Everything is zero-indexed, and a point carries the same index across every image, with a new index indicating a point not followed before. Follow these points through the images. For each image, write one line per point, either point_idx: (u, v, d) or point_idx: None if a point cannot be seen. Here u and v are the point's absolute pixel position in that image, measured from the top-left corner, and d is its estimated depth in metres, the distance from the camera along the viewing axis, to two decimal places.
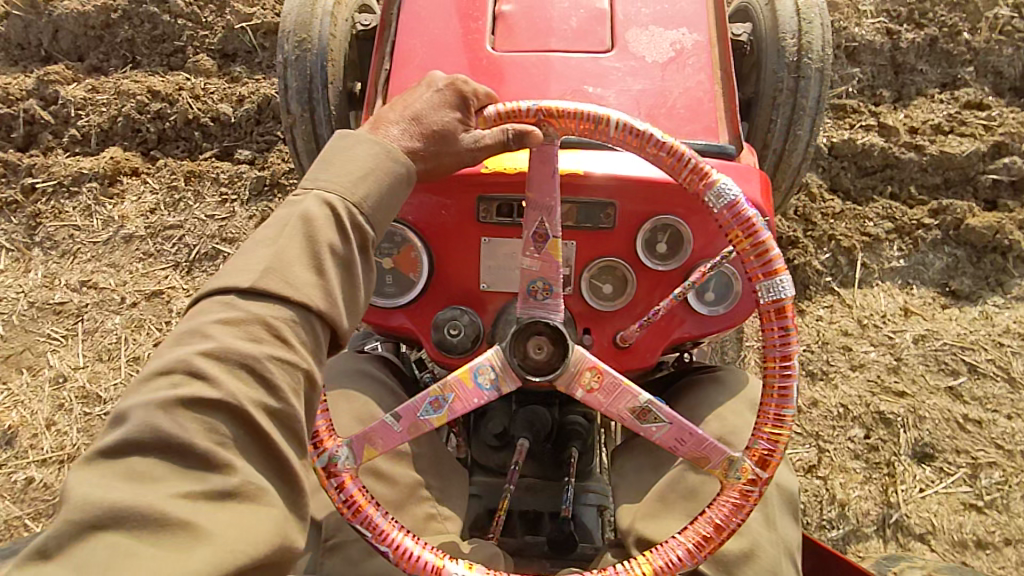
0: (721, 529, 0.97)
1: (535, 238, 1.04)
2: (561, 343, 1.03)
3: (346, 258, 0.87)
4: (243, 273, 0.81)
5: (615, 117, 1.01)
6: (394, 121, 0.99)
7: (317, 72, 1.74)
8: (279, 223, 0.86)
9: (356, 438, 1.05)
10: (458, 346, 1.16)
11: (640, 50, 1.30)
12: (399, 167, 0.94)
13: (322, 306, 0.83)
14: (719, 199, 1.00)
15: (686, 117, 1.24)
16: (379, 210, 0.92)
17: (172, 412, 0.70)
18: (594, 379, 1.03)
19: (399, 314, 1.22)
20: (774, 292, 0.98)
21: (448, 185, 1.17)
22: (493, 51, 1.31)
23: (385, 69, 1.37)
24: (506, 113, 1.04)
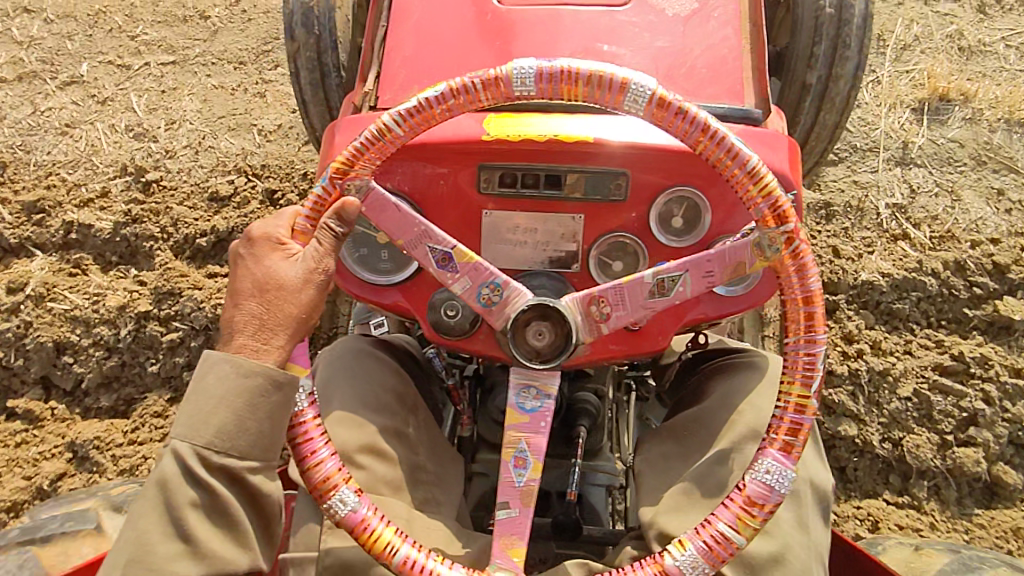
0: (810, 298, 0.94)
1: (439, 263, 0.99)
2: (557, 319, 0.96)
3: (215, 505, 0.88)
4: (113, 562, 0.86)
5: (387, 118, 0.98)
6: (242, 300, 0.92)
7: (321, 26, 1.64)
8: (146, 492, 0.88)
9: (495, 556, 0.95)
10: (455, 328, 1.09)
11: (661, 2, 1.18)
12: (259, 381, 0.89)
13: (197, 573, 0.86)
14: (526, 79, 0.93)
15: (708, 78, 1.13)
16: (238, 433, 0.88)
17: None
18: (601, 305, 0.97)
19: (393, 291, 1.14)
20: (642, 95, 0.92)
21: (446, 154, 1.08)
22: (499, 5, 1.20)
23: (382, 28, 1.26)
24: (319, 207, 1.00)
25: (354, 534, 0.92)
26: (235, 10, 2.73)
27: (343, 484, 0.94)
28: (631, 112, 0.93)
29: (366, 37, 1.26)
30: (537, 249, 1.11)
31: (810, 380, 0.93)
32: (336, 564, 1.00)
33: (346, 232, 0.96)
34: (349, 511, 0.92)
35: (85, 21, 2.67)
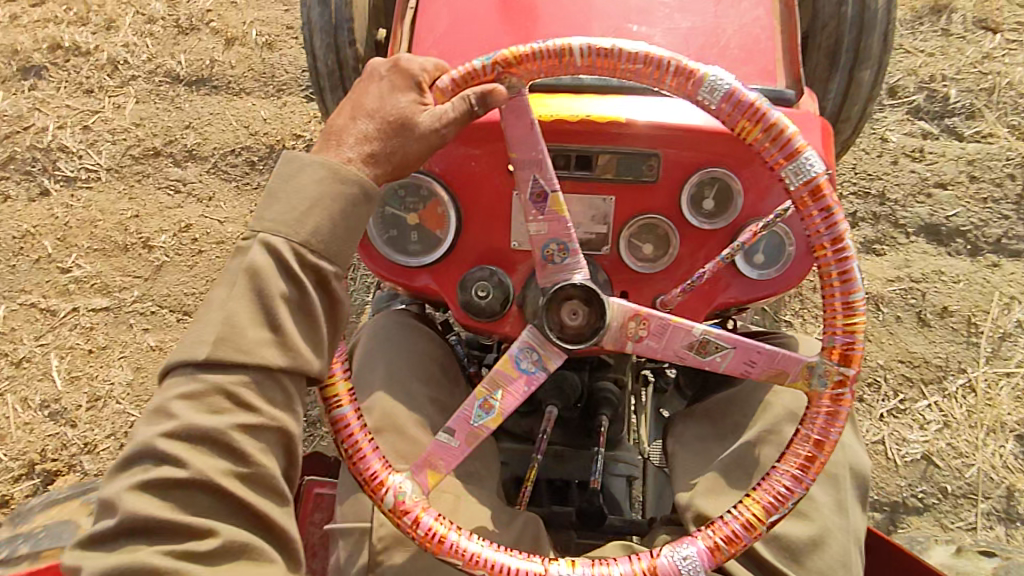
0: (823, 443, 0.91)
1: (535, 200, 0.98)
2: (597, 305, 0.95)
3: (302, 302, 0.82)
4: (196, 343, 0.78)
5: (575, 45, 0.92)
6: (359, 118, 0.90)
7: (336, 13, 1.63)
8: (229, 278, 0.81)
9: (416, 466, 0.98)
10: (487, 308, 1.09)
11: None
12: (357, 192, 0.86)
13: (283, 362, 0.79)
14: (714, 94, 0.91)
15: (742, 58, 1.12)
16: (335, 236, 0.84)
17: (142, 500, 0.73)
18: (641, 326, 0.96)
19: (423, 274, 1.14)
20: (803, 173, 0.90)
21: (477, 134, 1.08)
22: None
23: (411, 11, 1.26)
24: (463, 77, 0.96)
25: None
26: (183, 237, 2.15)
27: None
28: (782, 177, 0.92)
29: (396, 20, 1.27)
30: None
31: (776, 513, 0.90)
32: (388, 537, 1.01)
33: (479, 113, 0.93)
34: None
35: (6, 247, 2.15)
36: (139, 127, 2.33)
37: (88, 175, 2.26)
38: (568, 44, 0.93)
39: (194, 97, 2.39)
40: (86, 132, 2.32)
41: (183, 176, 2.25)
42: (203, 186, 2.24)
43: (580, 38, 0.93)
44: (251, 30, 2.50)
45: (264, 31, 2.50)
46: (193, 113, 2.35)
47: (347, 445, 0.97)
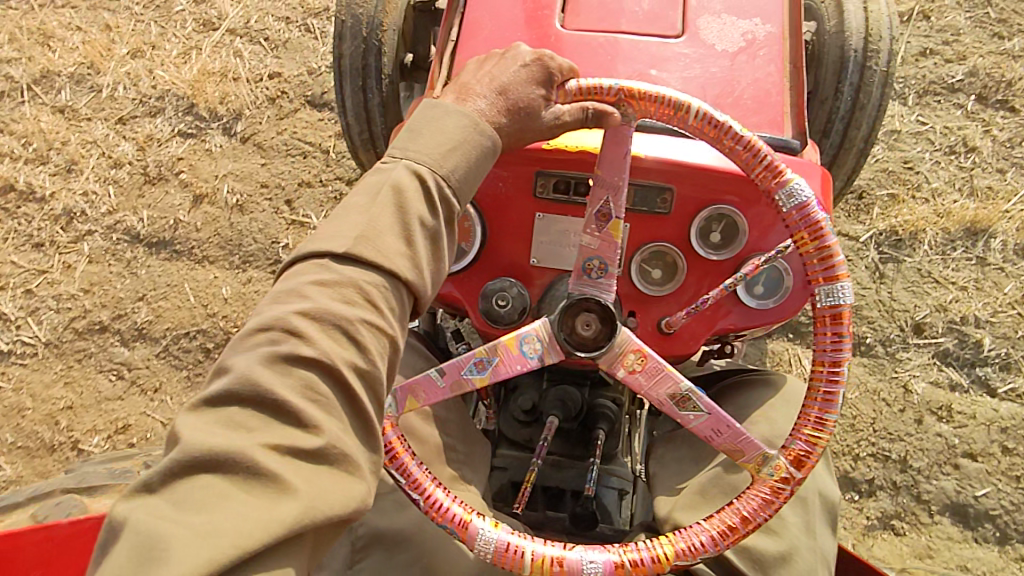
0: (747, 519, 0.99)
1: (598, 216, 1.08)
2: (610, 319, 1.05)
3: (433, 231, 0.92)
4: (338, 239, 0.87)
5: (694, 106, 1.05)
6: (484, 90, 1.01)
7: (370, 38, 1.80)
8: (370, 192, 0.90)
9: (401, 388, 1.08)
10: (505, 317, 1.18)
11: (712, 37, 1.28)
12: (488, 141, 0.96)
13: (410, 276, 0.88)
14: (790, 199, 1.04)
15: (753, 108, 1.23)
16: (465, 181, 0.95)
17: (269, 370, 0.77)
18: (638, 361, 1.05)
19: (446, 282, 1.24)
20: (833, 298, 1.02)
21: (508, 157, 1.18)
22: (562, 29, 1.30)
23: (451, 41, 1.35)
24: (588, 89, 1.08)
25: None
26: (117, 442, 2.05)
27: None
28: (816, 292, 1.04)
29: (436, 49, 1.35)
30: None
31: (684, 559, 0.98)
32: (368, 534, 1.05)
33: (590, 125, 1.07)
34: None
35: None
36: (89, 296, 2.19)
37: (23, 351, 2.14)
38: (687, 103, 1.05)
39: (153, 262, 2.23)
40: (28, 297, 2.19)
41: (130, 359, 2.13)
42: (149, 375, 2.12)
43: (701, 103, 1.06)
44: (223, 186, 2.30)
45: (237, 189, 2.30)
46: (149, 284, 2.20)
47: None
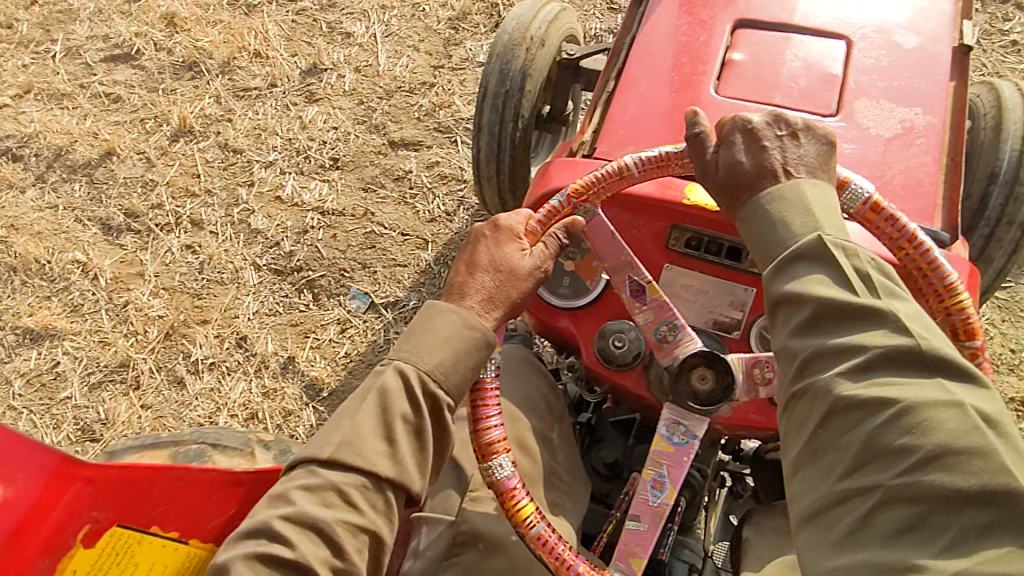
0: None
1: (634, 293, 1.13)
2: (722, 371, 1.08)
3: (417, 427, 0.99)
4: (326, 445, 0.98)
5: (631, 161, 1.12)
6: (476, 272, 1.07)
7: (514, 83, 1.92)
8: (362, 395, 1.01)
9: (620, 560, 1.06)
10: (618, 358, 1.20)
11: (867, 120, 1.28)
12: (477, 333, 1.03)
13: (391, 472, 0.96)
14: (854, 198, 1.00)
15: (909, 195, 1.21)
16: (451, 374, 1.01)
17: (254, 567, 0.89)
18: (767, 370, 1.09)
19: (564, 317, 1.27)
20: (858, 197, 1.00)
21: (642, 205, 1.22)
22: (715, 95, 1.33)
23: (607, 93, 1.42)
24: (548, 216, 1.15)
25: (501, 497, 1.05)
26: None
27: (504, 453, 1.07)
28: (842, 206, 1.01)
29: (590, 99, 1.42)
30: (705, 309, 1.22)
31: None
32: (469, 532, 1.11)
33: (566, 242, 1.13)
34: (504, 476, 1.05)
35: None
36: None
37: None
38: (626, 160, 1.13)
39: None
40: None
41: None
42: None
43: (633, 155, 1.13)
44: None
45: None
46: None
47: (551, 558, 1.02)
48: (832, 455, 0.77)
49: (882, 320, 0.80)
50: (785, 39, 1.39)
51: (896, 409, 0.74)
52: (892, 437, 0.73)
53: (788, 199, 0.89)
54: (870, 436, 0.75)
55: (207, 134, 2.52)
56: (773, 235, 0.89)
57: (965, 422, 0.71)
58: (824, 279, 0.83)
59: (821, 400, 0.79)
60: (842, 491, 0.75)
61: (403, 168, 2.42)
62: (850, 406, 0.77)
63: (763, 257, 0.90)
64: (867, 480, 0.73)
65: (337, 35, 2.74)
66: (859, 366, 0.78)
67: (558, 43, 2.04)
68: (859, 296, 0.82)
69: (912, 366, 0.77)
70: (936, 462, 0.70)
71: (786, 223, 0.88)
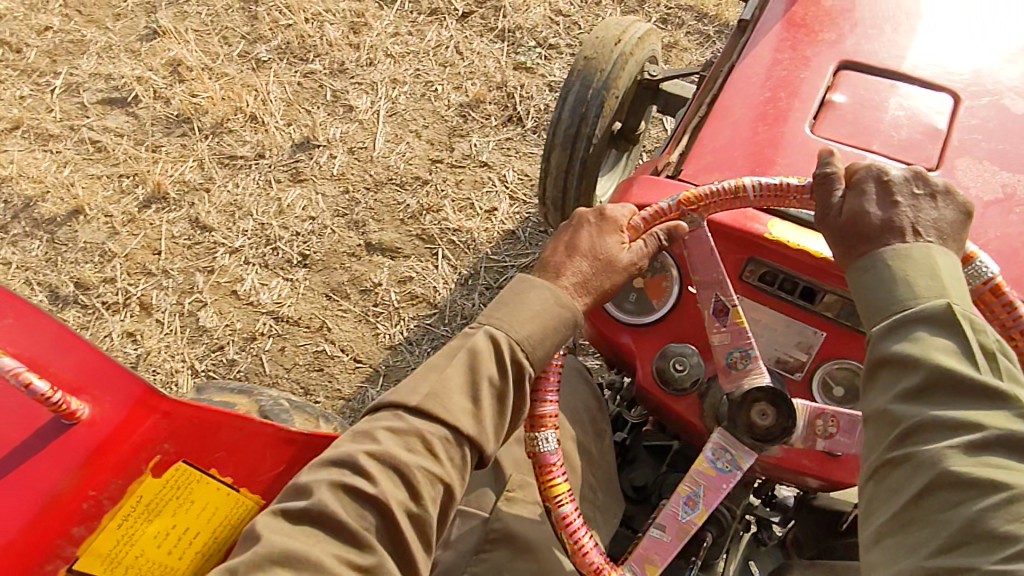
0: None
1: (717, 312, 1.13)
2: (784, 411, 1.07)
3: (501, 391, 1.02)
4: (413, 394, 1.01)
5: (749, 184, 1.11)
6: (575, 257, 1.11)
7: (593, 97, 1.93)
8: (452, 352, 1.05)
9: (635, 561, 1.06)
10: (678, 380, 1.19)
11: (967, 179, 1.24)
12: (568, 312, 1.06)
13: (472, 431, 0.99)
14: (977, 274, 0.99)
15: (997, 261, 1.16)
16: (539, 346, 1.04)
17: (336, 495, 0.93)
18: (830, 424, 1.08)
19: (627, 332, 1.27)
20: (984, 274, 0.99)
21: (722, 232, 1.21)
22: (811, 133, 1.31)
23: (699, 117, 1.42)
24: (652, 215, 1.15)
25: (539, 471, 1.07)
26: None
27: (552, 428, 1.09)
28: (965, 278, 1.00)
29: (680, 122, 1.43)
30: (769, 346, 1.22)
31: None
32: (500, 531, 1.12)
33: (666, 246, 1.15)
34: (547, 451, 1.07)
35: None
36: None
37: None
38: (743, 184, 1.11)
39: None
40: None
41: None
42: None
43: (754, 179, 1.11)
44: None
45: None
46: None
47: (569, 540, 1.04)
48: (927, 528, 0.77)
49: (995, 403, 0.81)
50: (891, 86, 1.36)
51: (1010, 494, 0.74)
52: (997, 521, 0.74)
53: (916, 260, 0.90)
54: (974, 516, 0.75)
55: (180, 204, 2.43)
56: (891, 294, 0.90)
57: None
58: (943, 347, 0.85)
59: (922, 471, 0.80)
60: (935, 567, 0.74)
61: (373, 279, 2.27)
62: (956, 482, 0.77)
63: (872, 315, 0.91)
64: (967, 560, 0.73)
65: (339, 107, 2.67)
66: (969, 444, 0.79)
67: (642, 63, 2.04)
68: (975, 375, 0.83)
69: (1020, 455, 0.79)
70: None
71: (909, 282, 0.89)
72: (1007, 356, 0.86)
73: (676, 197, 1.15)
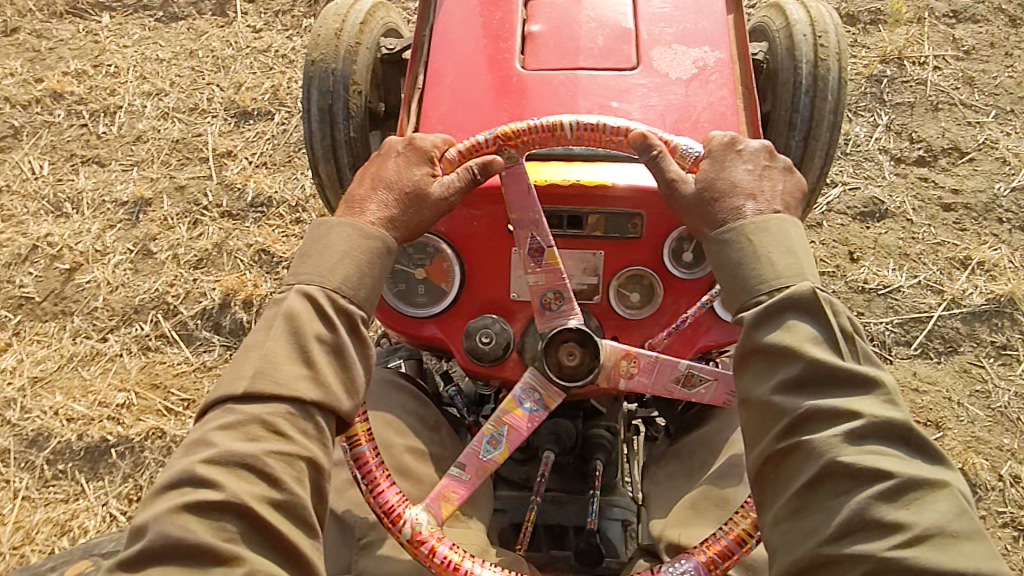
0: None
1: (531, 253, 1.12)
2: (592, 347, 1.10)
3: (334, 346, 0.95)
4: (238, 381, 0.91)
5: (566, 121, 1.09)
6: (378, 189, 1.07)
7: (338, 91, 1.79)
8: (267, 324, 0.95)
9: (431, 498, 1.08)
10: (489, 353, 1.19)
11: (664, 66, 1.33)
12: (375, 242, 1.02)
13: (316, 395, 0.91)
14: None
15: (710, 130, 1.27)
16: (358, 287, 0.99)
17: (178, 517, 0.80)
18: (631, 366, 1.11)
19: (430, 324, 1.24)
20: None
21: (481, 198, 1.19)
22: (522, 70, 1.33)
23: (418, 87, 1.38)
24: (467, 150, 1.12)
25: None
26: None
27: None
28: None
29: (403, 95, 1.38)
30: None
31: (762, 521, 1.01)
32: None
33: (481, 179, 1.08)
34: None
35: None
36: None
37: None
38: (560, 121, 1.09)
39: None
40: None
41: None
42: None
43: (570, 116, 1.10)
44: None
45: None
46: None
47: (366, 481, 1.06)
48: (819, 517, 0.81)
49: (867, 389, 0.86)
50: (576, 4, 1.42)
51: (893, 482, 0.79)
52: (883, 510, 0.78)
53: (771, 231, 0.96)
54: (861, 503, 0.79)
55: None
56: (756, 273, 0.94)
57: (949, 502, 0.78)
58: (810, 330, 0.89)
59: (811, 459, 0.83)
60: (829, 553, 0.78)
61: None
62: (843, 470, 0.81)
63: (743, 298, 0.95)
64: (857, 548, 0.77)
65: None
66: (849, 432, 0.82)
67: (374, 41, 1.92)
68: (844, 360, 0.88)
69: (895, 441, 0.83)
70: (924, 540, 0.75)
71: (769, 260, 0.94)
72: (860, 341, 0.93)
73: (494, 131, 1.11)
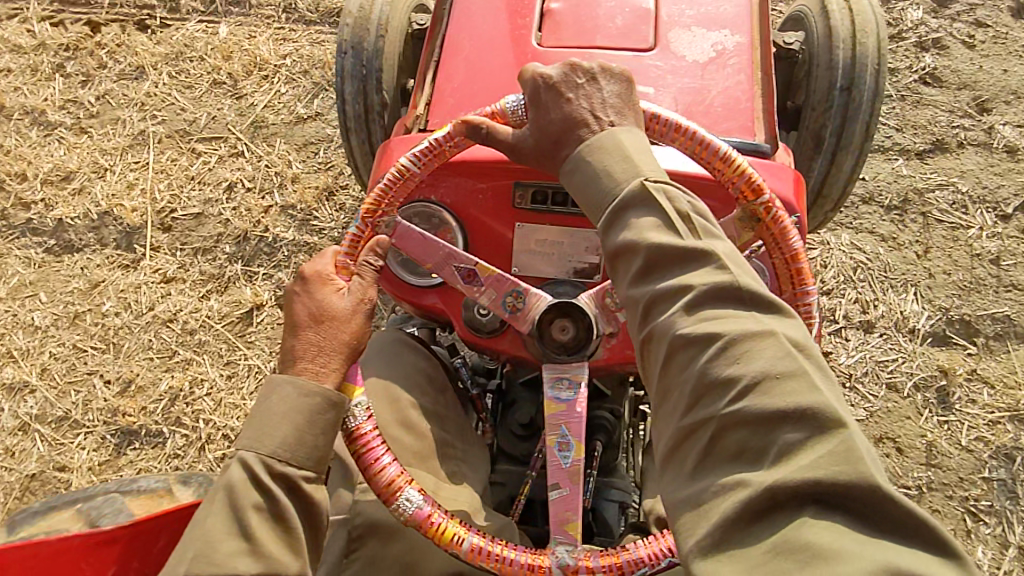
0: (796, 257, 1.06)
1: (467, 277, 1.16)
2: (577, 316, 1.11)
3: (277, 510, 0.95)
4: (179, 562, 0.93)
5: (404, 162, 1.14)
6: (301, 328, 1.04)
7: (371, 65, 1.82)
8: (213, 494, 0.96)
9: (557, 533, 1.04)
10: (486, 326, 1.22)
11: (682, 49, 1.32)
12: (318, 398, 1.00)
13: (257, 570, 0.93)
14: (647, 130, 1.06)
15: (724, 115, 1.26)
16: (297, 449, 0.98)
17: None
18: (615, 300, 1.12)
19: (431, 294, 1.26)
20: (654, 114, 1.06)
21: (488, 172, 1.22)
22: (538, 47, 1.34)
23: (434, 62, 1.39)
24: (353, 244, 1.13)
25: (421, 528, 1.04)
26: None
27: (408, 486, 1.05)
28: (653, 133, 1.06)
29: (419, 68, 1.39)
30: (564, 260, 1.22)
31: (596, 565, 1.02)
32: (364, 523, 1.12)
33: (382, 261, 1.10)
34: (415, 508, 1.04)
35: None
36: None
37: None
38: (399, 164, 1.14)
39: None
40: None
41: None
42: None
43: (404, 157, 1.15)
44: None
45: None
46: None
47: (490, 560, 1.01)
48: (676, 393, 0.81)
49: (704, 260, 0.84)
50: None
51: (722, 343, 0.78)
52: (718, 370, 0.78)
53: (605, 147, 0.94)
54: (701, 370, 0.79)
55: None
56: (599, 188, 0.93)
57: (775, 348, 0.77)
58: (648, 220, 0.88)
59: (663, 340, 0.83)
60: (687, 424, 0.78)
61: None
62: (685, 342, 0.80)
63: (595, 215, 0.94)
64: (704, 411, 0.77)
65: None
66: (688, 305, 0.82)
67: (406, 15, 1.91)
68: (682, 238, 0.86)
69: (732, 301, 0.82)
70: (752, 390, 0.75)
71: (604, 173, 0.93)
72: (702, 214, 0.89)
73: (359, 216, 1.14)
